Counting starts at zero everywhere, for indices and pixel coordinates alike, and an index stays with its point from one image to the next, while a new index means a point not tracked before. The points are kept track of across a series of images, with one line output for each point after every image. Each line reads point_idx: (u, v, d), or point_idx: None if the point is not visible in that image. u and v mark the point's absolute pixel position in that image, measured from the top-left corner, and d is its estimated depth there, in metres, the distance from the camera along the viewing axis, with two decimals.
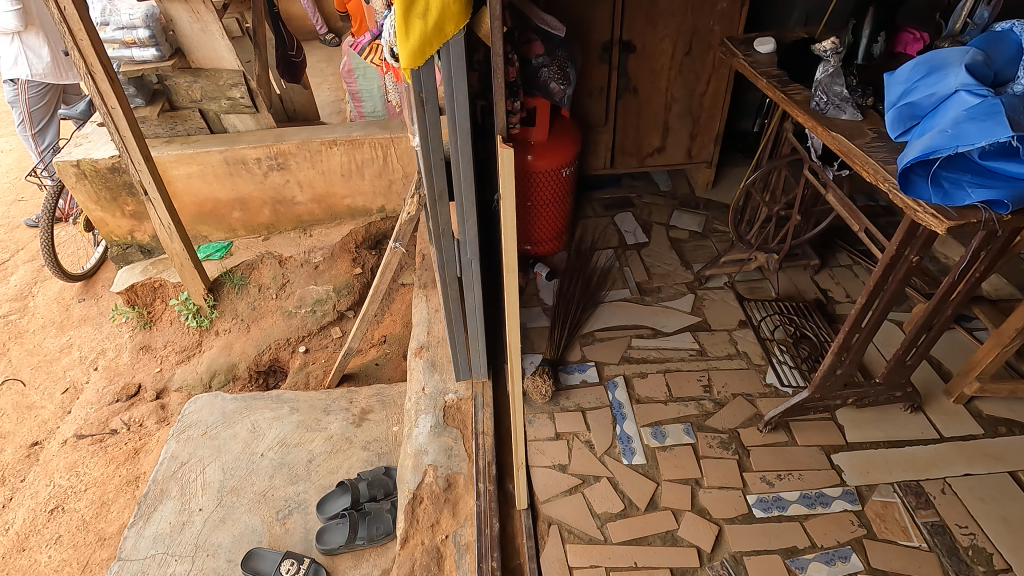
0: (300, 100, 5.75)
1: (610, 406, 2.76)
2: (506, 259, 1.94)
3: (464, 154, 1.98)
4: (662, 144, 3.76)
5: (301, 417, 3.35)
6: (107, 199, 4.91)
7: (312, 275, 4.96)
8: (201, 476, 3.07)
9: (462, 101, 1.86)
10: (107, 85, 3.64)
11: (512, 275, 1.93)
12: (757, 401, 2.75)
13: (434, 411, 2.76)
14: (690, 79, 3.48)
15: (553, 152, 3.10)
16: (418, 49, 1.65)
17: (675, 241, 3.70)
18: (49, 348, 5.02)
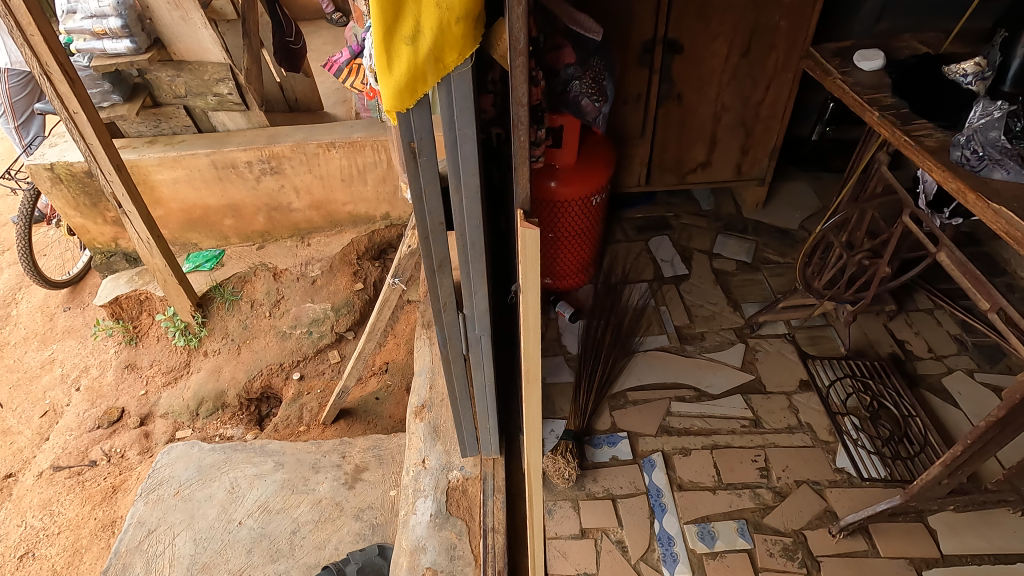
0: (302, 88, 5.15)
1: (647, 493, 2.30)
2: (527, 365, 1.42)
3: (471, 218, 1.46)
4: (708, 158, 3.20)
5: (287, 476, 2.94)
6: (86, 205, 4.47)
7: (309, 291, 4.48)
8: (169, 548, 2.68)
9: (470, 153, 1.33)
10: (66, 88, 3.17)
11: (535, 387, 1.42)
12: (826, 493, 2.27)
13: (436, 494, 2.32)
14: (745, 84, 2.90)
15: (583, 178, 2.57)
16: (404, 86, 1.15)
17: (720, 273, 3.18)
18: (29, 365, 4.68)
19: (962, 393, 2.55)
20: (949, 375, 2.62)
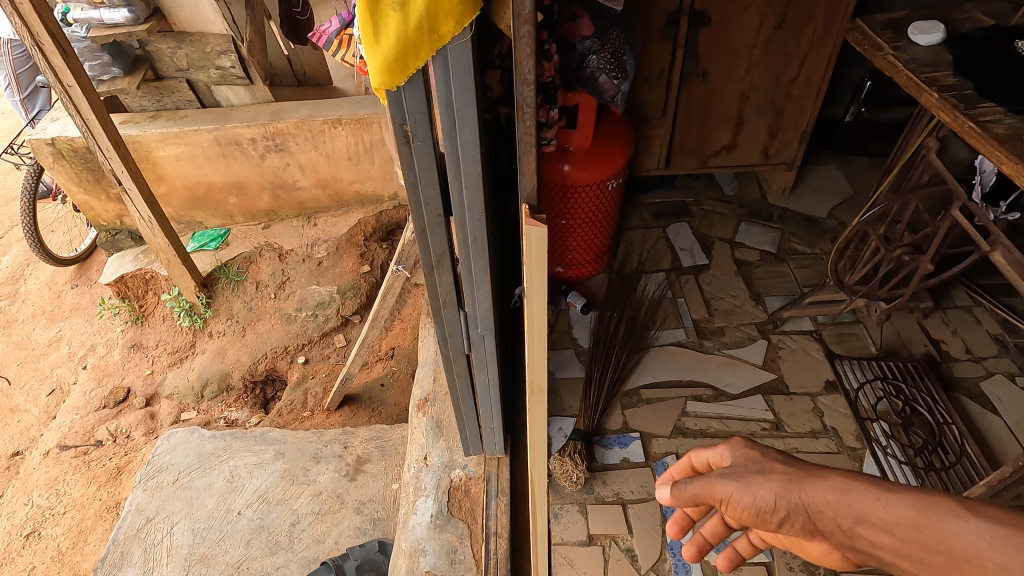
0: (310, 62, 4.85)
1: (659, 499, 2.17)
2: (532, 375, 1.32)
3: (472, 210, 1.32)
4: (733, 141, 2.99)
5: (287, 466, 2.87)
6: (90, 181, 4.38)
7: (314, 273, 4.35)
8: (168, 538, 2.63)
9: (470, 138, 1.17)
10: (60, 60, 3.05)
11: (540, 400, 1.32)
12: None
13: (437, 494, 2.22)
14: (776, 60, 2.68)
15: (598, 161, 2.39)
16: (393, 59, 1.01)
17: (742, 264, 3.00)
18: (37, 342, 4.66)
19: (1002, 399, 2.38)
20: (988, 379, 2.44)
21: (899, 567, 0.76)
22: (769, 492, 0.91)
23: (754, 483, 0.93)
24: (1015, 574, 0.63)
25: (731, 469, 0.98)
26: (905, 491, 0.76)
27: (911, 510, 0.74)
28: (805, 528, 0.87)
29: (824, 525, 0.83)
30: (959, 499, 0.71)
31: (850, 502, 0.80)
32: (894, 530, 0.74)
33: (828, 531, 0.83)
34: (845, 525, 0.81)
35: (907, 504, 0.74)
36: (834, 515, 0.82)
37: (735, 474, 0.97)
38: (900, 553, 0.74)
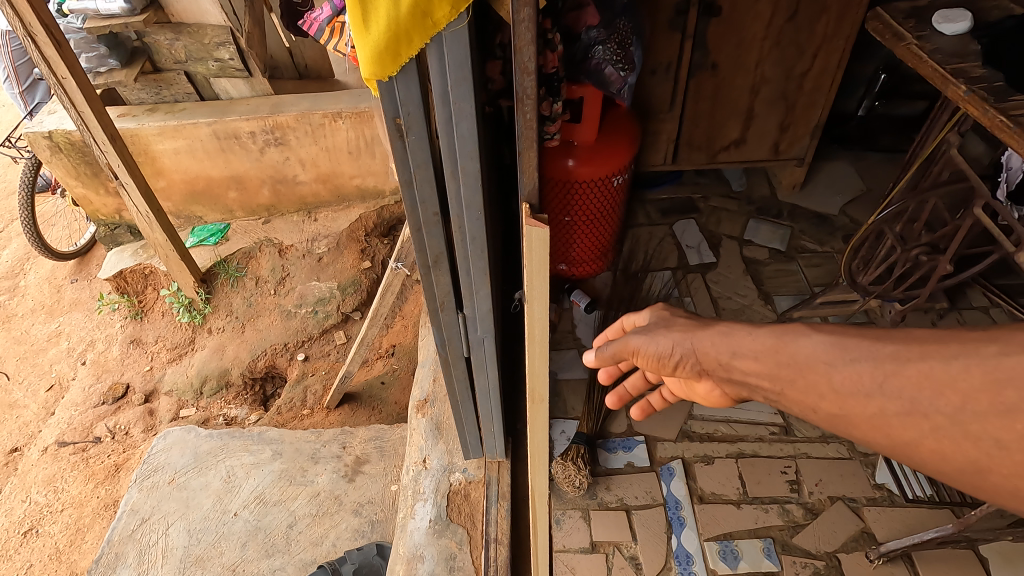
0: (311, 54, 4.76)
1: (665, 505, 2.11)
2: (533, 384, 1.27)
3: (471, 209, 1.25)
4: (742, 136, 2.90)
5: (285, 466, 2.83)
6: (88, 175, 4.32)
7: (314, 269, 4.28)
8: (163, 539, 2.59)
9: (467, 133, 1.10)
10: (52, 51, 2.99)
11: (541, 409, 1.27)
12: (864, 512, 2.06)
13: (436, 499, 2.16)
14: (789, 52, 2.59)
15: (603, 156, 2.31)
16: (384, 48, 0.94)
17: (751, 263, 2.92)
18: (36, 338, 4.63)
19: None
20: None
21: (760, 392, 0.84)
22: (670, 338, 0.99)
23: (658, 333, 1.02)
24: (835, 370, 0.71)
25: (646, 327, 1.06)
26: (768, 327, 0.84)
27: (769, 338, 0.82)
28: (694, 369, 0.95)
29: (708, 362, 0.92)
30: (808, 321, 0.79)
31: (726, 338, 0.89)
32: (756, 355, 0.82)
33: (711, 370, 0.91)
34: (722, 359, 0.89)
35: (768, 333, 0.83)
36: (716, 351, 0.90)
37: (649, 330, 1.05)
38: (761, 374, 0.82)
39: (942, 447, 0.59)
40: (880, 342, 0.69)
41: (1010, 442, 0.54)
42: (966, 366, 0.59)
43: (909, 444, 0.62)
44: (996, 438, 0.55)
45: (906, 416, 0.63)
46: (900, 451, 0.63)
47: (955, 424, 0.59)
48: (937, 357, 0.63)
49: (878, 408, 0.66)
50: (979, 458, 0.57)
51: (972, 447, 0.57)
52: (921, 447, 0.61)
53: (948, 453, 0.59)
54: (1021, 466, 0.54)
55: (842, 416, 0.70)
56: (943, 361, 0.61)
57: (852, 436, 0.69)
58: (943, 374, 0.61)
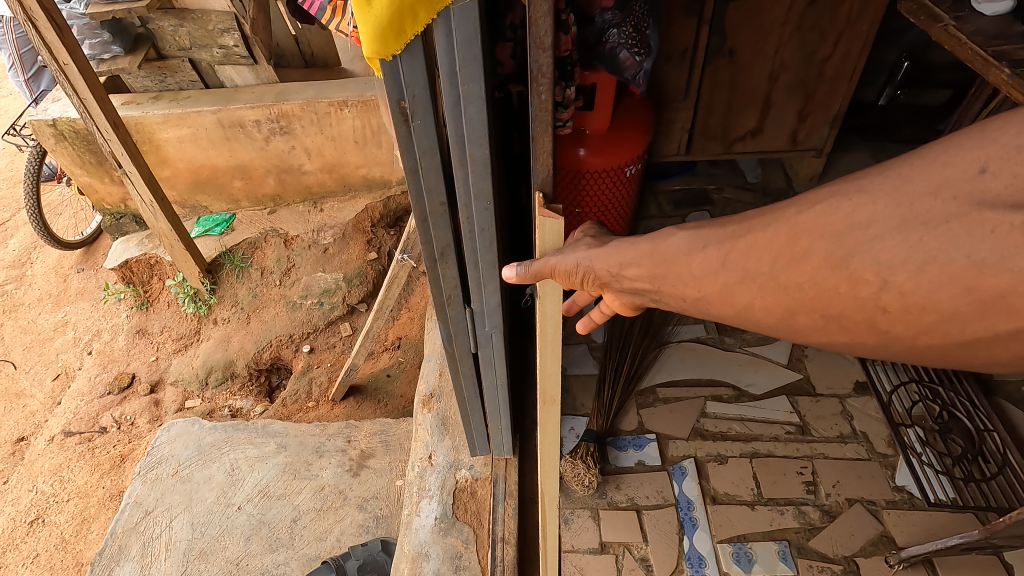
0: (318, 42, 4.70)
1: (676, 505, 2.05)
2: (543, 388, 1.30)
3: (480, 199, 1.18)
4: (759, 125, 2.81)
5: (289, 460, 2.79)
6: (93, 163, 4.29)
7: (320, 260, 4.22)
8: (166, 532, 2.56)
9: (477, 117, 1.03)
10: (54, 36, 2.94)
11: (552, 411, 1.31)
12: (883, 515, 1.99)
13: (442, 496, 2.11)
14: (809, 38, 2.49)
15: (617, 146, 2.24)
16: (386, 24, 0.88)
17: None
18: (43, 327, 4.63)
19: None
20: None
21: (647, 294, 1.01)
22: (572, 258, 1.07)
23: (568, 250, 1.09)
24: (693, 259, 0.89)
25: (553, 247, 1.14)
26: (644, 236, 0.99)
27: (646, 243, 0.96)
28: (595, 285, 1.07)
29: (604, 273, 1.04)
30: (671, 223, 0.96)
31: (615, 252, 1.01)
32: (640, 262, 0.97)
33: (607, 284, 1.05)
34: (614, 269, 1.02)
35: (645, 240, 0.97)
36: (607, 262, 1.02)
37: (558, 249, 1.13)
38: (645, 277, 0.97)
39: (769, 302, 0.81)
40: (724, 227, 0.87)
41: (805, 284, 0.76)
42: (776, 232, 0.79)
43: (750, 304, 0.83)
44: (797, 283, 0.77)
45: (745, 283, 0.83)
46: (744, 313, 0.85)
47: (773, 279, 0.80)
48: (759, 230, 0.81)
49: (724, 281, 0.85)
50: (790, 303, 0.79)
51: (784, 295, 0.79)
52: (755, 305, 0.83)
53: (771, 304, 0.81)
54: (811, 301, 0.76)
55: (700, 298, 0.90)
56: (762, 233, 0.81)
57: (716, 310, 0.89)
58: (758, 243, 0.81)
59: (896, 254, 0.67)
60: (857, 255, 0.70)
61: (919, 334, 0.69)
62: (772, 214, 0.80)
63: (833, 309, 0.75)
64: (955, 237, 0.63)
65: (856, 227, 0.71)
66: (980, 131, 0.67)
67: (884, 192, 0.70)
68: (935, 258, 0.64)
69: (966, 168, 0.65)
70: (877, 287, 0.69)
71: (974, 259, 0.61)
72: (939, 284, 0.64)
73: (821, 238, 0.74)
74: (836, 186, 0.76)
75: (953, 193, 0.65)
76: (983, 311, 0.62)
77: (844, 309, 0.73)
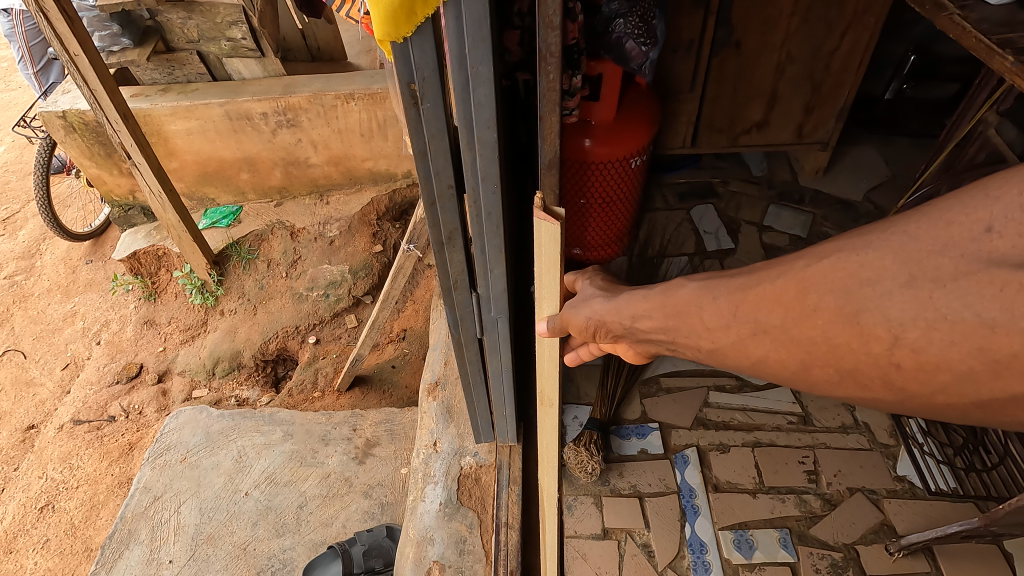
0: (324, 36, 4.72)
1: (678, 493, 2.07)
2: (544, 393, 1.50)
3: (487, 182, 1.20)
4: (764, 118, 2.82)
5: (295, 447, 2.82)
6: (102, 155, 4.32)
7: (326, 252, 4.26)
8: (175, 517, 2.60)
9: (485, 100, 1.05)
10: (65, 27, 2.97)
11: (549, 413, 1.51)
12: (884, 504, 2.00)
13: (447, 482, 2.14)
14: (816, 29, 2.49)
15: (623, 136, 2.25)
16: (396, 10, 0.91)
17: (771, 249, 2.85)
18: (52, 317, 4.68)
19: None
20: None
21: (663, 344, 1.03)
22: (587, 315, 1.16)
23: (580, 306, 1.18)
24: (706, 309, 0.90)
25: (573, 300, 1.22)
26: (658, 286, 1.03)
27: (659, 293, 1.00)
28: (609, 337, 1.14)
29: (619, 330, 1.10)
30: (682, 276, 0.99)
31: (627, 305, 1.06)
32: (651, 313, 1.00)
33: (621, 335, 1.10)
34: (626, 325, 1.07)
35: (657, 292, 1.01)
36: (620, 319, 1.08)
37: (576, 302, 1.21)
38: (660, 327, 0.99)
39: (782, 355, 0.79)
40: (734, 279, 0.88)
41: (816, 337, 0.74)
42: (785, 284, 0.78)
43: (765, 356, 0.82)
44: (810, 335, 0.74)
45: (757, 335, 0.82)
46: (758, 365, 0.83)
47: (785, 332, 0.78)
48: (767, 281, 0.81)
49: (737, 334, 0.85)
50: (803, 356, 0.76)
51: (795, 349, 0.77)
52: (770, 358, 0.81)
53: (785, 357, 0.79)
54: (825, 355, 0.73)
55: (712, 349, 0.90)
56: (771, 286, 0.80)
57: (732, 362, 0.88)
58: (766, 293, 0.80)
59: (907, 310, 0.64)
60: (868, 311, 0.68)
61: (935, 393, 0.65)
62: (779, 267, 0.80)
63: (847, 364, 0.71)
64: (965, 297, 0.60)
65: (863, 283, 0.69)
66: (979, 189, 0.64)
67: (892, 248, 0.68)
68: (945, 315, 0.61)
69: (971, 229, 0.62)
70: (890, 344, 0.66)
71: (985, 318, 0.58)
72: (952, 341, 0.61)
73: (829, 292, 0.72)
74: (846, 240, 0.73)
75: (960, 251, 0.62)
76: (999, 372, 0.59)
77: (858, 365, 0.70)
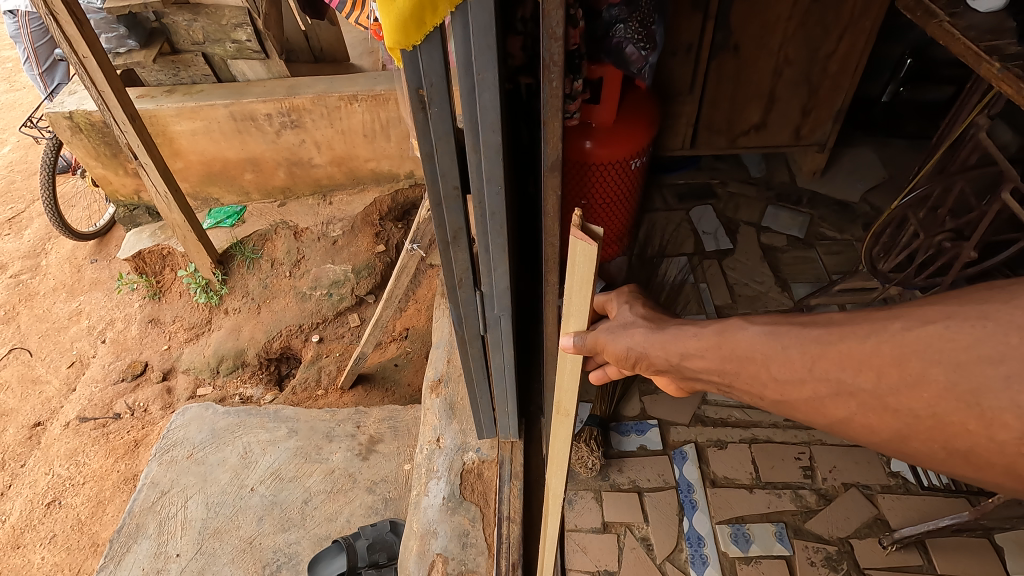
0: (327, 38, 4.76)
1: (676, 488, 2.12)
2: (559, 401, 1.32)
3: (491, 183, 1.25)
4: (763, 120, 2.86)
5: (300, 444, 2.87)
6: (107, 155, 4.37)
7: (329, 252, 4.31)
8: (182, 511, 2.64)
9: (490, 105, 1.10)
10: (74, 30, 3.02)
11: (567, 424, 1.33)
12: (878, 499, 2.05)
13: (450, 477, 2.18)
14: (814, 33, 2.53)
15: (623, 138, 2.29)
16: (406, 18, 0.95)
17: (769, 250, 2.90)
18: (58, 316, 4.72)
19: None
20: None
21: (712, 382, 1.00)
22: (628, 345, 1.09)
23: (621, 333, 1.11)
24: (771, 358, 0.86)
25: (610, 325, 1.15)
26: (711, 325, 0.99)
27: (713, 333, 0.96)
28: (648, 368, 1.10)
29: (663, 365, 1.06)
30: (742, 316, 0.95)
31: (676, 341, 1.02)
32: (704, 353, 0.97)
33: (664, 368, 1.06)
34: (672, 362, 1.04)
35: (711, 330, 0.97)
36: (667, 356, 1.04)
37: (614, 328, 1.13)
38: (712, 369, 0.97)
39: (872, 421, 0.75)
40: (810, 330, 0.84)
41: (920, 410, 0.70)
42: (877, 346, 0.74)
43: (848, 418, 0.78)
44: (910, 408, 0.70)
45: (839, 396, 0.78)
46: (840, 425, 0.79)
47: (876, 398, 0.74)
48: (853, 338, 0.77)
49: (813, 391, 0.81)
50: (900, 427, 0.72)
51: (894, 419, 0.73)
52: (855, 421, 0.77)
53: (877, 424, 0.75)
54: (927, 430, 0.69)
55: (784, 401, 0.86)
56: (859, 344, 0.76)
57: (804, 417, 0.85)
58: (854, 352, 0.76)
59: None
60: (990, 394, 0.63)
61: None
62: (869, 326, 0.76)
63: (958, 443, 0.67)
64: None
65: (982, 361, 0.64)
66: None
67: (1013, 324, 0.63)
68: None
69: None
70: (1020, 434, 0.61)
71: None
72: None
73: (937, 363, 0.68)
74: (951, 306, 0.70)
75: None
76: None
77: (972, 446, 0.65)
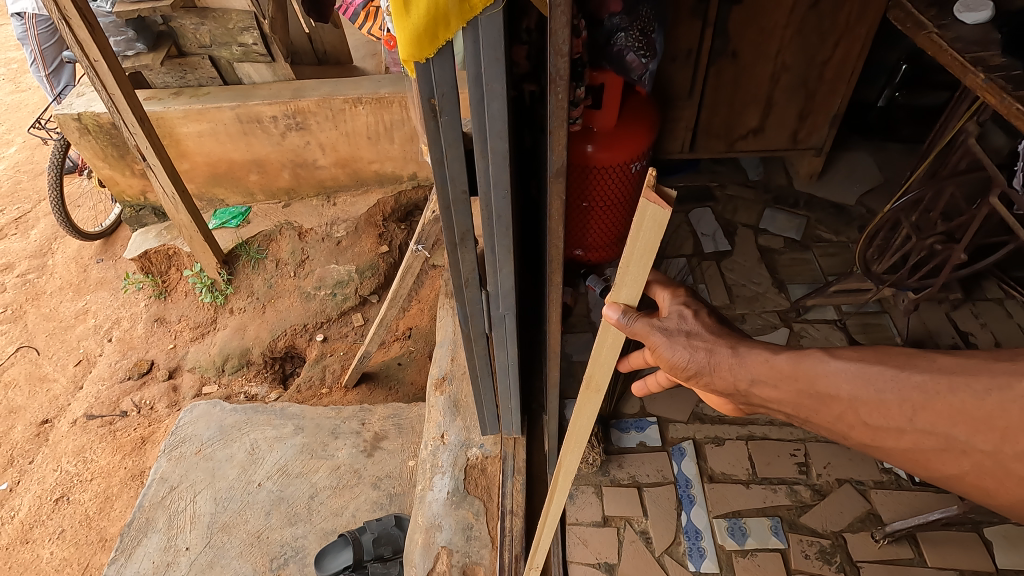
0: (330, 40, 4.82)
1: (675, 484, 2.17)
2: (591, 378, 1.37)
3: (498, 187, 1.30)
4: (760, 124, 2.92)
5: (306, 440, 2.92)
6: (114, 156, 4.43)
7: (333, 252, 4.36)
8: (191, 506, 2.70)
9: (498, 114, 1.16)
10: (86, 34, 3.08)
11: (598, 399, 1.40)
12: (871, 494, 2.11)
13: (454, 472, 2.24)
14: (810, 40, 2.59)
15: (623, 142, 2.35)
16: (421, 32, 1.00)
17: (766, 252, 2.96)
18: (65, 315, 4.78)
19: None
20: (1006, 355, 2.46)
21: (782, 412, 0.98)
22: (687, 356, 1.04)
23: (676, 342, 1.05)
24: (859, 399, 0.84)
25: (665, 328, 1.07)
26: (786, 352, 0.95)
27: (788, 364, 0.93)
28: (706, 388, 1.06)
29: (723, 387, 1.02)
30: (823, 348, 0.91)
31: (746, 368, 0.98)
32: (777, 385, 0.94)
33: (730, 394, 1.03)
34: (740, 388, 1.00)
35: (785, 360, 0.94)
36: (734, 381, 1.00)
37: (667, 336, 1.06)
38: (785, 403, 0.95)
39: (988, 484, 0.74)
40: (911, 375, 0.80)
41: None
42: (1003, 405, 0.71)
43: (957, 475, 0.77)
44: None
45: (947, 452, 0.77)
46: (947, 481, 0.78)
47: (995, 460, 0.73)
48: (968, 392, 0.75)
49: (913, 442, 0.80)
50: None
51: (1017, 485, 0.72)
52: (965, 480, 0.76)
53: (992, 487, 0.74)
54: None
55: (871, 444, 0.85)
56: (974, 401, 0.74)
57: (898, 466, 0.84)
58: (971, 411, 0.74)
59: None
60: None
61: None
62: (986, 377, 0.73)
63: None
64: None
65: None
66: None
67: None
68: None
69: None
70: None
71: None
72: None
73: None
74: None
75: None
76: None
77: None
